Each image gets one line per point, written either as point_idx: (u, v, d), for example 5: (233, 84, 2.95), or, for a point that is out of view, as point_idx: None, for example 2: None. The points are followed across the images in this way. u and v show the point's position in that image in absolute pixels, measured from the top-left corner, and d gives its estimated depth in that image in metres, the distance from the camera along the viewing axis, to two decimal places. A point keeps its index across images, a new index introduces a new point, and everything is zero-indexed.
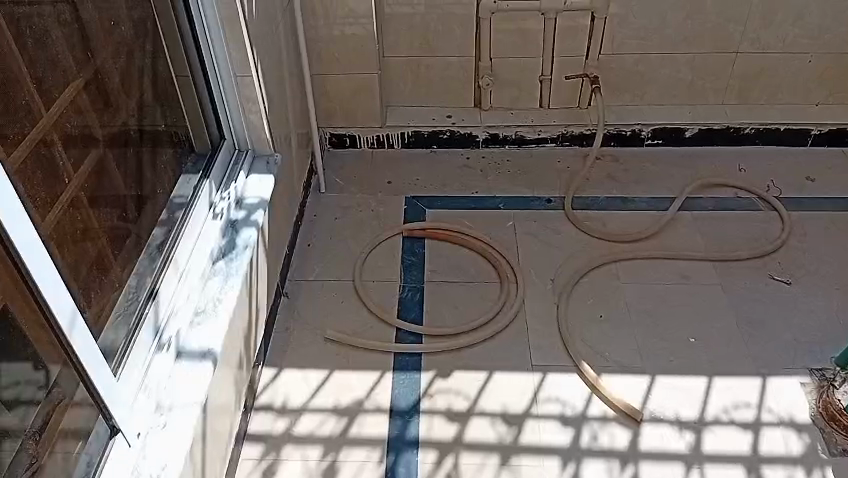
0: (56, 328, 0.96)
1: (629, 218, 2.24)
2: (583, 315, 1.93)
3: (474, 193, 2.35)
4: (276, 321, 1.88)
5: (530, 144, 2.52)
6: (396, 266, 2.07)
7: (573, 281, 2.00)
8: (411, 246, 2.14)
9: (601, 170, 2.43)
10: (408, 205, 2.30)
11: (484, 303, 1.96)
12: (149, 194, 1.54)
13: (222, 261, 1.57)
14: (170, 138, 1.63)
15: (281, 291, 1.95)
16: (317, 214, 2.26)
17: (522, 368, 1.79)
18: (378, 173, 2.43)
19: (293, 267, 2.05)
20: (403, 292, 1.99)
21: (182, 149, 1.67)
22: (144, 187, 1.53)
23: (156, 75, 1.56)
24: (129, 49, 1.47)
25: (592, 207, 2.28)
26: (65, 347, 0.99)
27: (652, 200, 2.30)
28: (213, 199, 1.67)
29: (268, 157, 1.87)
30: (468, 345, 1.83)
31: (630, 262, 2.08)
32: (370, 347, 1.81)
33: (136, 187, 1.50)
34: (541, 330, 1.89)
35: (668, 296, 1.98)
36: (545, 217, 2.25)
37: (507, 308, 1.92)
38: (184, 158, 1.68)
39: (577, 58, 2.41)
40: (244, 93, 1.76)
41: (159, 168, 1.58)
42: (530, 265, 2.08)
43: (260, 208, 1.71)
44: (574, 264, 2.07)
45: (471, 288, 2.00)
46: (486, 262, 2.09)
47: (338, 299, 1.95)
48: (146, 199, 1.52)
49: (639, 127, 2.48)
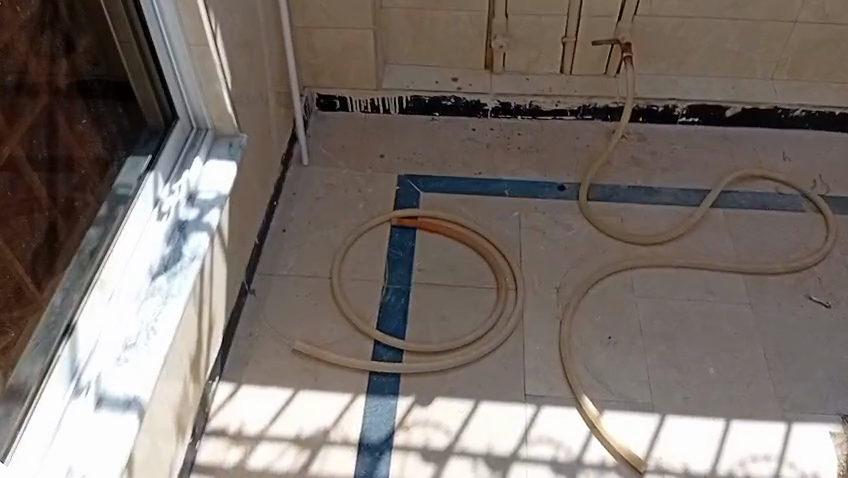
0: None
1: (653, 215, 1.96)
2: (589, 334, 1.69)
3: (478, 174, 2.07)
4: (239, 325, 1.72)
5: (546, 115, 2.21)
6: (381, 263, 1.85)
7: (580, 292, 1.75)
8: (400, 238, 1.90)
9: (624, 151, 2.13)
10: (401, 185, 2.04)
11: (476, 314, 1.73)
12: (78, 203, 1.34)
13: (163, 277, 1.34)
14: (102, 132, 1.41)
15: (247, 288, 1.78)
16: (297, 192, 2.01)
17: (513, 398, 1.57)
18: (370, 144, 2.15)
19: (263, 261, 1.85)
20: (385, 295, 1.78)
21: (113, 144, 1.44)
22: (72, 196, 1.33)
23: (78, 60, 1.32)
24: (39, 35, 1.21)
25: (610, 199, 2.00)
26: None
27: (680, 192, 2.01)
28: (159, 194, 1.44)
29: (231, 137, 1.60)
30: (453, 367, 1.62)
31: (649, 270, 1.82)
32: (341, 363, 1.64)
33: (60, 197, 1.30)
34: (539, 351, 1.66)
35: (689, 316, 1.73)
36: (555, 208, 1.98)
37: (502, 323, 1.69)
38: (118, 151, 1.45)
39: (609, 19, 2.06)
40: (198, 67, 1.47)
41: (88, 171, 1.37)
42: (532, 268, 1.83)
43: (215, 206, 1.45)
44: (584, 270, 1.82)
45: (463, 294, 1.78)
46: (483, 262, 1.85)
47: (310, 303, 1.77)
48: (77, 209, 1.34)
49: (674, 103, 2.16)
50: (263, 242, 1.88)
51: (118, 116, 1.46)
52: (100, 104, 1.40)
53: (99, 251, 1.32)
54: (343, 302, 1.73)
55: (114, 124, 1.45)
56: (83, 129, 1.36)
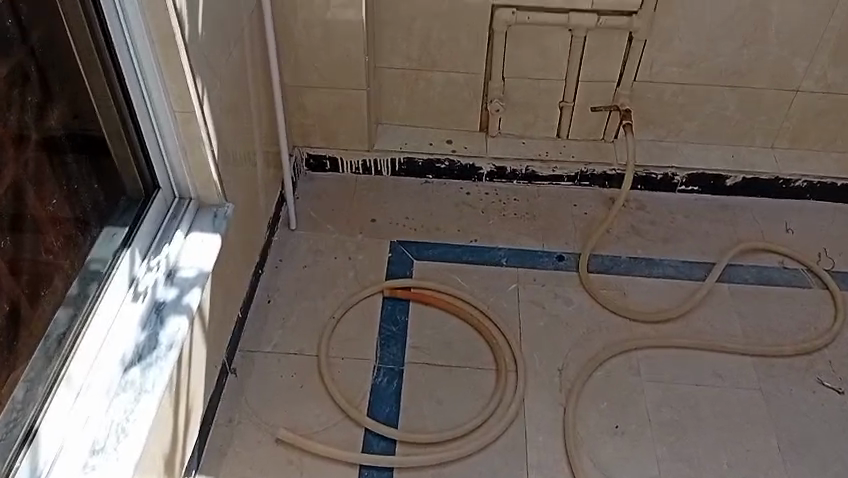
0: None
1: (655, 290, 1.88)
2: (596, 423, 1.60)
3: (472, 241, 1.97)
4: (218, 410, 1.58)
5: (542, 180, 2.13)
6: (372, 339, 1.73)
7: (585, 376, 1.66)
8: (392, 311, 1.79)
9: (624, 220, 2.05)
10: (393, 253, 1.93)
11: (475, 398, 1.63)
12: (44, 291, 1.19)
13: (136, 368, 1.20)
14: (75, 208, 1.27)
15: (228, 368, 1.64)
16: (283, 259, 1.90)
17: None
18: (360, 207, 2.05)
19: (245, 337, 1.73)
20: (377, 376, 1.66)
21: (86, 221, 1.30)
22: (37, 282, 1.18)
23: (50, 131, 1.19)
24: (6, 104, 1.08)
25: (611, 272, 1.92)
26: None
27: (683, 265, 1.94)
28: (136, 272, 1.31)
29: (215, 207, 1.49)
30: (452, 460, 1.52)
31: (655, 351, 1.74)
32: (330, 454, 1.51)
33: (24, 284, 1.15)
34: (542, 443, 1.56)
35: (699, 404, 1.65)
36: (555, 280, 1.89)
37: (503, 409, 1.59)
38: (91, 229, 1.31)
39: (608, 84, 2.01)
40: (184, 133, 1.36)
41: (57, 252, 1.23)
42: (533, 347, 1.73)
43: (196, 285, 1.34)
44: (587, 350, 1.73)
45: (460, 375, 1.67)
46: (480, 338, 1.74)
47: (296, 385, 1.64)
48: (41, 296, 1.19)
49: (673, 171, 2.10)
50: (246, 316, 1.76)
51: (93, 191, 1.32)
52: (74, 178, 1.26)
53: (67, 338, 1.17)
54: (332, 384, 1.61)
55: (89, 198, 1.31)
56: (54, 207, 1.22)
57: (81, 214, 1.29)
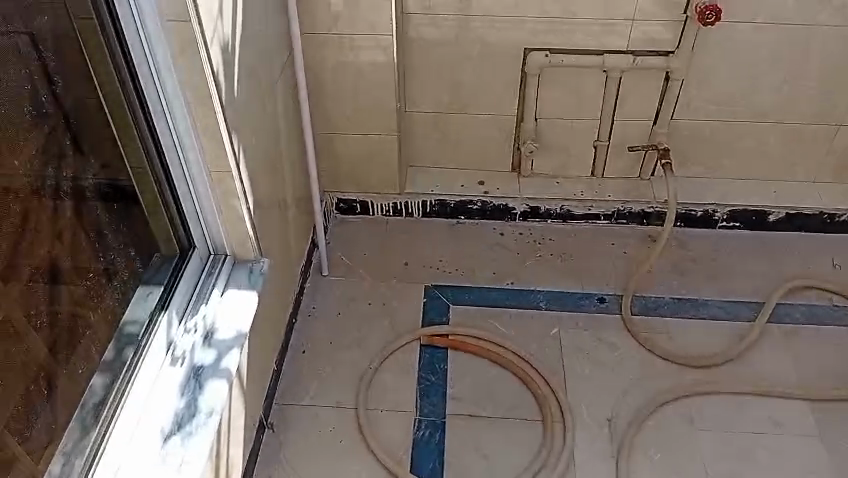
0: None
1: (704, 331, 1.82)
2: (651, 477, 1.53)
3: (509, 283, 1.92)
4: (257, 467, 1.51)
5: (577, 220, 2.09)
6: (412, 388, 1.66)
7: (636, 426, 1.60)
8: (431, 360, 1.72)
9: (665, 259, 2.00)
10: (428, 297, 1.88)
11: (522, 452, 1.56)
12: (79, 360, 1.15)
13: (177, 437, 1.16)
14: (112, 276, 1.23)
15: (265, 423, 1.57)
16: (317, 306, 1.85)
17: None
18: (392, 251, 2.00)
19: (280, 389, 1.66)
20: (418, 429, 1.59)
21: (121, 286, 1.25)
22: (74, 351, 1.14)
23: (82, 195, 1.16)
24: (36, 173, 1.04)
25: (655, 313, 1.86)
26: None
27: (730, 305, 1.89)
28: (172, 335, 1.28)
29: (251, 263, 1.46)
30: None
31: (707, 398, 1.67)
32: None
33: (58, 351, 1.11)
34: None
35: (758, 454, 1.57)
36: (597, 323, 1.82)
37: (552, 463, 1.52)
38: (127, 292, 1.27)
39: (645, 122, 1.97)
40: (219, 188, 1.34)
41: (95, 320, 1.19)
42: (579, 396, 1.67)
43: (234, 346, 1.29)
44: (636, 398, 1.66)
45: (505, 428, 1.60)
46: (523, 387, 1.67)
47: (332, 439, 1.56)
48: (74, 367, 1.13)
49: (713, 208, 2.05)
50: (281, 368, 1.69)
51: (129, 254, 1.28)
52: (110, 247, 1.23)
53: (104, 408, 1.13)
54: (372, 439, 1.53)
55: (124, 261, 1.27)
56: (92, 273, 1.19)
57: (112, 269, 1.24)
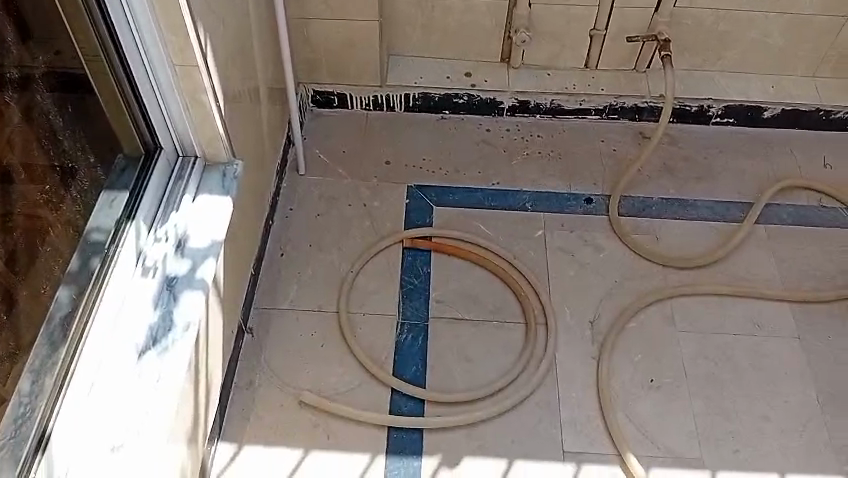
0: None
1: (691, 232, 1.79)
2: (630, 377, 1.54)
3: (493, 184, 1.86)
4: (238, 372, 1.51)
5: (568, 115, 2.00)
6: (394, 292, 1.64)
7: (618, 328, 1.59)
8: (412, 263, 1.69)
9: (656, 156, 1.94)
10: (411, 198, 1.82)
11: (504, 355, 1.56)
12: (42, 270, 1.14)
13: (152, 353, 1.12)
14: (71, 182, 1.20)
15: (244, 327, 1.55)
16: (295, 207, 1.78)
17: (551, 456, 1.43)
18: (372, 148, 1.91)
19: (258, 294, 1.62)
20: (400, 333, 1.58)
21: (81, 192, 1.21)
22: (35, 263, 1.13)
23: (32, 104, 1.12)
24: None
25: (643, 215, 1.82)
26: None
27: (717, 206, 1.85)
28: (142, 244, 1.21)
29: (224, 166, 1.36)
30: (483, 420, 1.46)
31: (689, 300, 1.67)
32: (355, 416, 1.44)
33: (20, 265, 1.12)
34: (577, 399, 1.50)
35: (736, 355, 1.59)
36: (584, 224, 1.79)
37: (532, 363, 1.53)
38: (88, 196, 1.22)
39: (645, 11, 1.84)
40: (185, 89, 1.23)
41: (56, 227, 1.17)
42: (563, 298, 1.65)
43: (209, 257, 1.23)
44: (619, 301, 1.65)
45: (487, 331, 1.59)
46: (506, 290, 1.66)
47: (313, 345, 1.55)
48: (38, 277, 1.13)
49: (709, 103, 1.97)
50: (258, 272, 1.64)
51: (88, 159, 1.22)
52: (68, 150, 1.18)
53: (73, 323, 1.10)
54: (355, 344, 1.53)
55: (84, 166, 1.22)
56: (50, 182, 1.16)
57: (70, 169, 1.19)
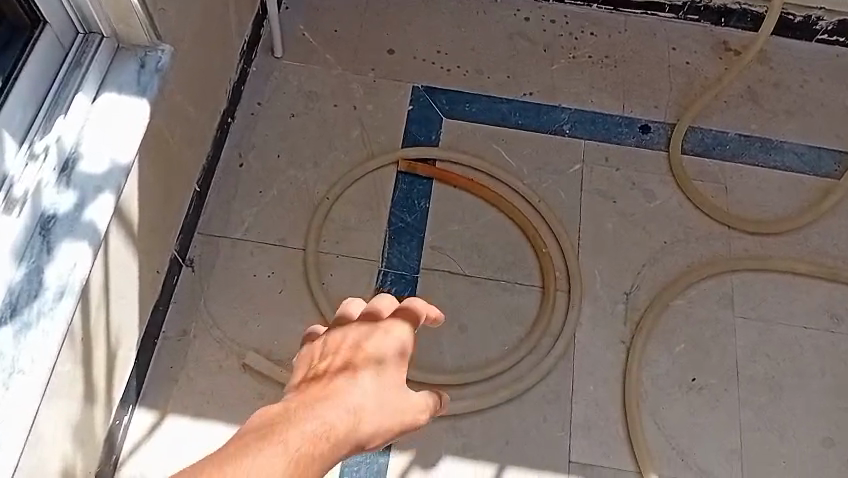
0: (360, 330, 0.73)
1: (768, 186, 1.42)
2: (667, 370, 1.21)
3: (525, 95, 1.43)
4: (168, 317, 1.18)
5: (633, 9, 1.53)
6: (380, 230, 1.29)
7: (660, 307, 1.25)
8: (407, 195, 1.32)
9: (739, 79, 1.51)
10: (416, 102, 1.40)
11: (509, 327, 1.23)
12: None
13: (8, 330, 0.77)
14: None
15: (181, 259, 1.21)
16: (264, 101, 1.37)
17: (553, 470, 1.13)
18: (374, 29, 1.47)
19: (205, 216, 1.26)
20: (382, 286, 1.24)
21: None
22: None
23: None
24: None
25: (712, 154, 1.44)
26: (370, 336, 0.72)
27: (807, 154, 1.46)
28: (7, 165, 0.83)
29: (142, 52, 0.96)
30: (470, 413, 1.15)
31: (752, 276, 1.32)
32: None
33: None
34: (595, 394, 1.18)
35: (804, 356, 1.25)
36: (633, 161, 1.40)
37: (543, 346, 1.21)
38: None
39: None
40: None
41: None
42: (594, 259, 1.30)
43: (107, 189, 0.87)
44: (667, 270, 1.31)
45: (492, 297, 1.25)
46: (524, 242, 1.30)
47: (265, 291, 1.21)
48: None
49: (819, 14, 1.52)
50: (207, 186, 1.27)
51: None
52: None
53: None
54: (320, 299, 1.20)
55: None
56: None
57: None
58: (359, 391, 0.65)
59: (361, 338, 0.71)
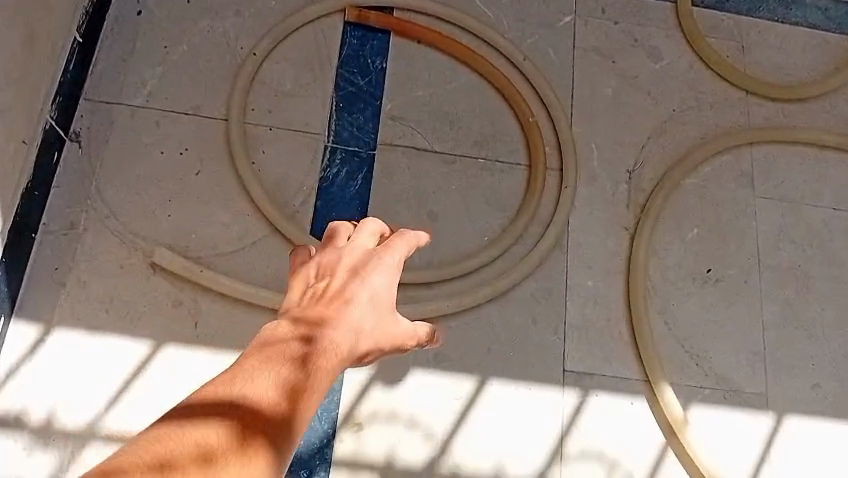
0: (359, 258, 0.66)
1: (791, 46, 1.19)
2: (677, 261, 1.01)
3: None
4: (51, 205, 0.92)
5: None
6: (324, 96, 1.02)
7: (668, 186, 1.04)
8: (358, 52, 1.05)
9: None
10: None
11: (488, 214, 0.99)
12: None
13: None
14: None
15: (63, 131, 0.94)
16: None
17: (544, 380, 0.91)
18: None
19: (93, 78, 0.99)
20: (329, 166, 0.98)
21: None
22: None
23: None
24: None
25: (724, 9, 1.19)
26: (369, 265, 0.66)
27: (833, 9, 1.22)
28: None
29: None
30: (439, 316, 0.92)
31: (774, 149, 1.12)
32: (242, 294, 0.89)
33: None
34: (594, 290, 0.97)
35: (833, 241, 1.06)
36: (635, 15, 1.16)
37: (530, 236, 0.99)
38: None
39: None
40: None
41: None
42: (590, 131, 1.07)
43: None
44: (676, 143, 1.09)
45: (467, 177, 1.01)
46: (505, 110, 1.05)
47: (179, 175, 0.96)
48: None
49: None
50: (94, 39, 0.99)
51: None
52: None
53: None
54: (251, 183, 0.94)
55: None
56: None
57: None
58: (356, 318, 0.62)
59: (352, 255, 0.67)
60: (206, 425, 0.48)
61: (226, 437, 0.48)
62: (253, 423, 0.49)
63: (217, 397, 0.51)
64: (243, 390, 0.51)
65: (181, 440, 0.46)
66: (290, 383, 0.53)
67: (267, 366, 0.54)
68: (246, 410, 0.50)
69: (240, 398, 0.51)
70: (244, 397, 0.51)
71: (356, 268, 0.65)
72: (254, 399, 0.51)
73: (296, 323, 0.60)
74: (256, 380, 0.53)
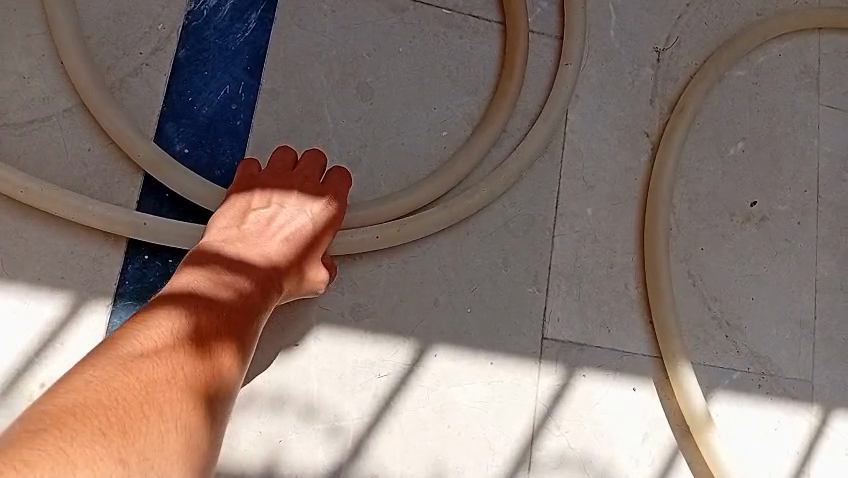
0: (275, 227, 0.55)
1: None
2: (710, 188, 0.70)
3: None
4: None
5: None
6: None
7: (713, 77, 0.71)
8: None
9: None
10: None
11: (450, 94, 0.65)
12: None
13: None
14: None
15: None
16: None
17: (512, 353, 0.62)
18: None
19: None
20: None
21: None
22: None
23: None
24: None
25: None
26: (284, 236, 0.55)
27: None
28: None
29: None
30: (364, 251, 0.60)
31: None
32: (37, 197, 0.54)
33: None
34: (592, 224, 0.66)
35: None
36: None
37: (509, 136, 0.66)
38: None
39: None
40: None
41: None
42: None
43: None
44: (723, 16, 0.74)
45: (422, 37, 0.65)
46: None
47: None
48: None
49: None
50: None
51: None
52: None
53: None
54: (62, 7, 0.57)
55: None
56: None
57: None
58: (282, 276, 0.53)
59: (289, 202, 0.57)
60: (149, 394, 0.38)
61: (173, 405, 0.39)
62: (191, 402, 0.40)
63: (141, 352, 0.41)
64: (170, 358, 0.41)
65: (114, 419, 0.35)
66: (221, 359, 0.45)
67: (197, 323, 0.45)
68: (180, 387, 0.40)
69: (172, 365, 0.41)
70: (174, 368, 0.41)
71: (292, 218, 0.56)
72: (187, 370, 0.42)
73: (226, 271, 0.50)
74: (189, 338, 0.43)
